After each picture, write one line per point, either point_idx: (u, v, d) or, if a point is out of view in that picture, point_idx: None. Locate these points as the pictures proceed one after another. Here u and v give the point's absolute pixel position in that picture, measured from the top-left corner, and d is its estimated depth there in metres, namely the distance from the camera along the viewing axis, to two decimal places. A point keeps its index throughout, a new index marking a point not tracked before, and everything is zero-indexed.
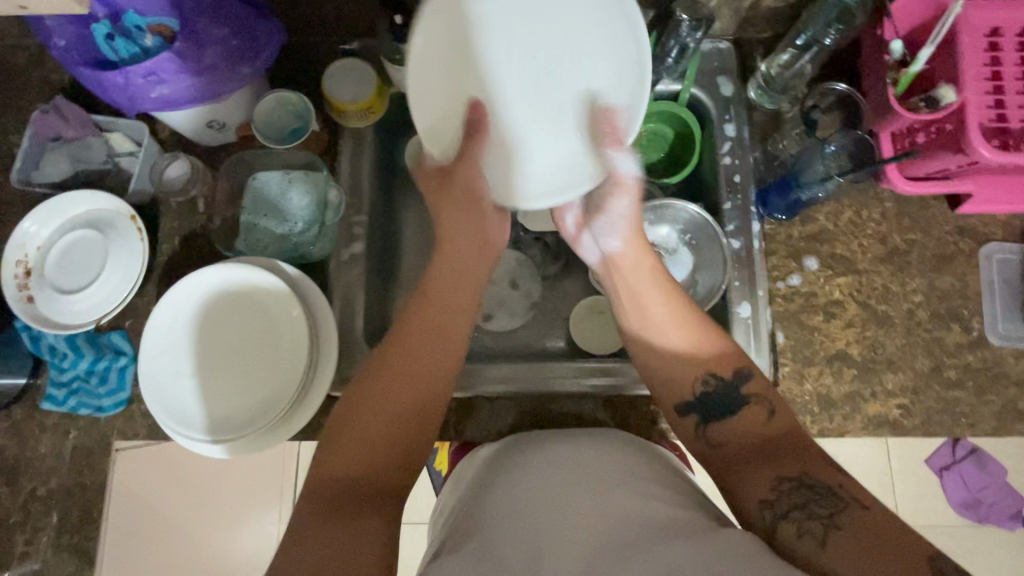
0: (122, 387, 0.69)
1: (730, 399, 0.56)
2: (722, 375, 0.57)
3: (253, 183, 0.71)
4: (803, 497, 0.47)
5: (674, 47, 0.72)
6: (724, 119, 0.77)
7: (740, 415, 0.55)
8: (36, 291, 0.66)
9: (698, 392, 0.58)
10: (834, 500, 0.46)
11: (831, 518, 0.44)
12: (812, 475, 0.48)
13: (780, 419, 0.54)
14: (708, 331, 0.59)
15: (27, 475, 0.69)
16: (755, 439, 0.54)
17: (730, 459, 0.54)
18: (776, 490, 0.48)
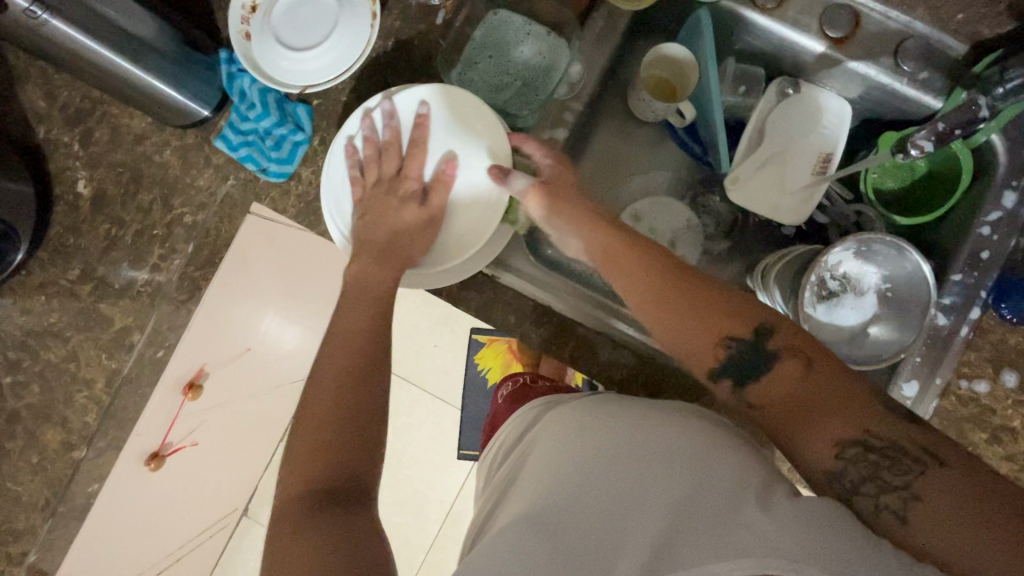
0: (291, 160, 0.68)
1: (757, 360, 0.50)
2: (742, 336, 0.51)
3: (493, 18, 0.66)
4: (871, 468, 0.44)
5: (1014, 78, 0.61)
6: (1007, 184, 0.66)
7: (772, 372, 0.50)
8: (254, 31, 0.63)
9: (720, 358, 0.51)
10: (908, 463, 0.44)
11: (909, 488, 0.43)
12: (877, 430, 0.45)
13: (817, 371, 0.48)
14: (717, 314, 0.52)
15: (179, 198, 0.71)
16: (790, 392, 0.48)
17: (774, 419, 0.49)
18: (843, 458, 0.45)
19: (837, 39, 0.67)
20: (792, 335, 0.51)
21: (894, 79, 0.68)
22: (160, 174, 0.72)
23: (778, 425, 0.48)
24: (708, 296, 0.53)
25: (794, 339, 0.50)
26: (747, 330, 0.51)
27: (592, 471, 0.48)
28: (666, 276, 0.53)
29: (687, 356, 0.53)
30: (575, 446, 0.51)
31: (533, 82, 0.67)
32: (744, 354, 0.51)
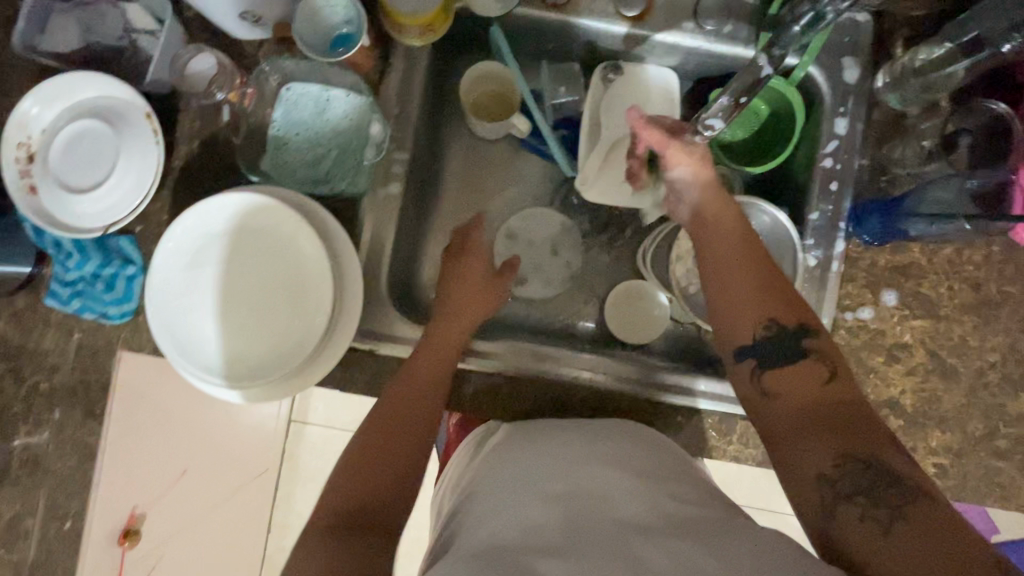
0: (129, 297, 0.65)
1: (790, 347, 0.50)
2: (787, 324, 0.51)
3: (285, 93, 0.63)
4: (866, 480, 0.41)
5: (806, 14, 0.58)
6: (837, 111, 0.65)
7: (795, 367, 0.49)
8: (38, 182, 0.59)
9: (761, 335, 0.51)
10: (900, 488, 0.41)
11: (898, 508, 0.40)
12: (879, 459, 0.42)
13: (840, 381, 0.48)
14: (785, 308, 0.52)
15: (30, 367, 0.67)
16: (815, 399, 0.47)
17: (783, 418, 0.47)
18: (838, 471, 0.43)
19: (637, 15, 0.66)
20: (824, 339, 0.50)
21: (702, 40, 0.67)
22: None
23: (784, 429, 0.47)
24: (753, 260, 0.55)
25: (825, 348, 0.49)
26: (793, 319, 0.51)
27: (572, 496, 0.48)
28: (753, 254, 0.55)
29: (724, 327, 0.53)
30: (554, 469, 0.51)
31: (345, 148, 0.64)
32: (782, 337, 0.50)
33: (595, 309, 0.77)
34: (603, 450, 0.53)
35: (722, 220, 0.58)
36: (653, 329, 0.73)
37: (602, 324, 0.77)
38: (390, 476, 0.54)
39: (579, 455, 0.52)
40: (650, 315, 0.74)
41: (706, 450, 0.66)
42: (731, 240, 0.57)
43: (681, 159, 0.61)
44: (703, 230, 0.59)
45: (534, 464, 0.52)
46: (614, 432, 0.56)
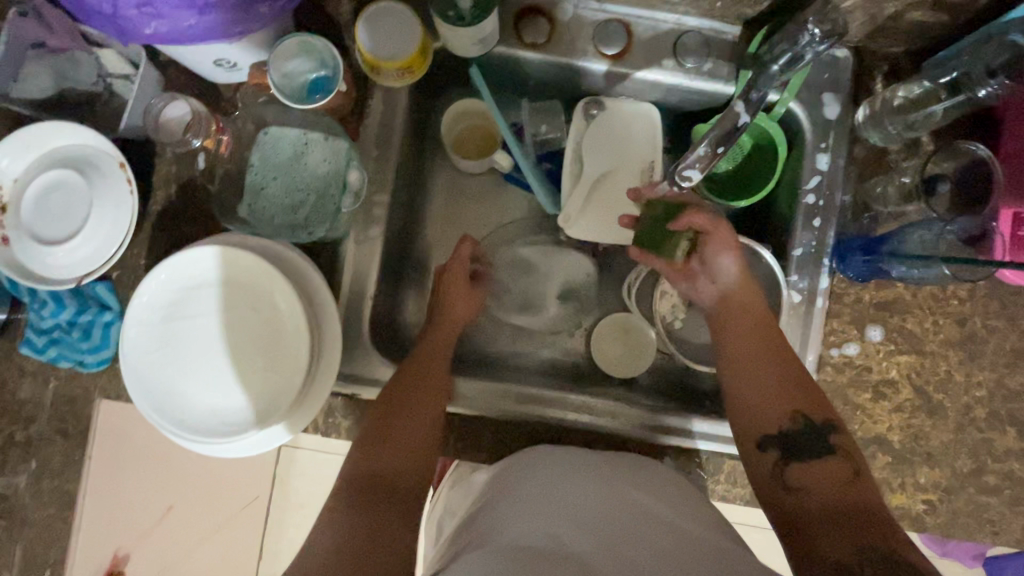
0: (106, 344, 0.64)
1: (813, 445, 0.55)
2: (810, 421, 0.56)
3: (263, 137, 0.63)
4: (887, 567, 0.44)
5: (783, 54, 0.57)
6: (818, 147, 0.65)
7: (820, 465, 0.54)
8: (9, 233, 0.58)
9: (785, 428, 0.56)
10: (891, 552, 0.45)
11: (882, 560, 0.44)
12: (882, 529, 0.47)
13: (863, 479, 0.52)
14: (812, 401, 0.57)
15: (5, 416, 0.66)
16: (833, 490, 0.52)
17: (807, 507, 0.52)
18: (856, 551, 0.46)
19: (615, 55, 0.66)
20: (846, 437, 0.55)
21: (682, 77, 0.66)
22: None
23: (799, 510, 0.52)
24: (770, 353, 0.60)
25: (847, 445, 0.55)
26: (822, 420, 0.56)
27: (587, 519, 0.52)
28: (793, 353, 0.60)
29: (742, 415, 0.59)
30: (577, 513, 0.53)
31: (322, 192, 0.63)
32: (807, 429, 0.56)
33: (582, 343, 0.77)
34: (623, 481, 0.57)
35: (734, 312, 0.64)
36: (639, 364, 0.72)
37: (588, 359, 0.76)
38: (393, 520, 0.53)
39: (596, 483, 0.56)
40: (637, 348, 0.74)
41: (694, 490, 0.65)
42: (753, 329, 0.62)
43: (727, 250, 0.64)
44: (727, 311, 0.64)
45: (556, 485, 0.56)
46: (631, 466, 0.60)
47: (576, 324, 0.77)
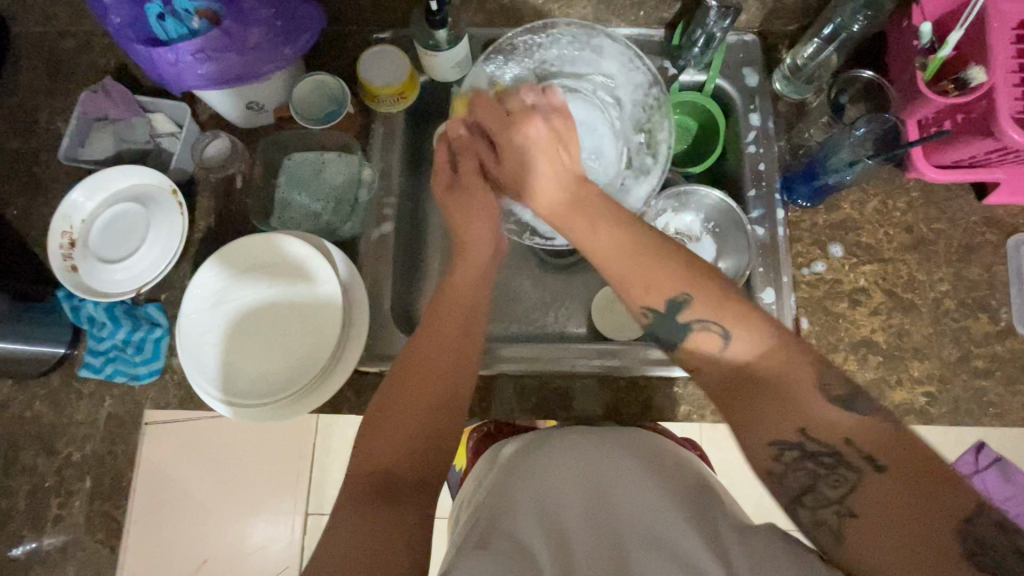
0: (156, 356, 0.70)
1: (678, 324, 0.55)
2: (658, 307, 0.55)
3: (287, 163, 0.76)
4: (809, 478, 0.46)
5: (699, 38, 0.74)
6: (749, 109, 0.77)
7: (688, 343, 0.54)
8: (79, 261, 0.70)
9: (647, 321, 0.57)
10: (845, 472, 0.45)
11: (843, 504, 0.44)
12: (812, 430, 0.47)
13: (736, 341, 0.51)
14: (641, 287, 0.56)
15: (63, 441, 0.71)
16: (726, 364, 0.52)
17: (721, 383, 0.52)
18: (779, 461, 0.47)
19: None
20: (703, 308, 0.53)
21: None
22: (36, 428, 0.72)
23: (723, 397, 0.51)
24: (634, 249, 0.58)
25: (700, 312, 0.53)
26: (661, 301, 0.55)
27: (576, 518, 0.52)
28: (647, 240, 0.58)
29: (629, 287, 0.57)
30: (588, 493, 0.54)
31: (339, 198, 0.74)
32: (659, 317, 0.56)
33: (583, 314, 0.84)
34: (616, 458, 0.57)
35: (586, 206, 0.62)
36: (638, 322, 0.78)
37: (592, 327, 0.82)
38: (417, 453, 0.54)
39: (586, 475, 0.56)
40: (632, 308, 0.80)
41: (707, 414, 0.70)
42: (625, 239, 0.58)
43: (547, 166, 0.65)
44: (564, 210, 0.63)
45: (548, 490, 0.55)
46: (624, 441, 0.60)
47: (574, 298, 0.84)
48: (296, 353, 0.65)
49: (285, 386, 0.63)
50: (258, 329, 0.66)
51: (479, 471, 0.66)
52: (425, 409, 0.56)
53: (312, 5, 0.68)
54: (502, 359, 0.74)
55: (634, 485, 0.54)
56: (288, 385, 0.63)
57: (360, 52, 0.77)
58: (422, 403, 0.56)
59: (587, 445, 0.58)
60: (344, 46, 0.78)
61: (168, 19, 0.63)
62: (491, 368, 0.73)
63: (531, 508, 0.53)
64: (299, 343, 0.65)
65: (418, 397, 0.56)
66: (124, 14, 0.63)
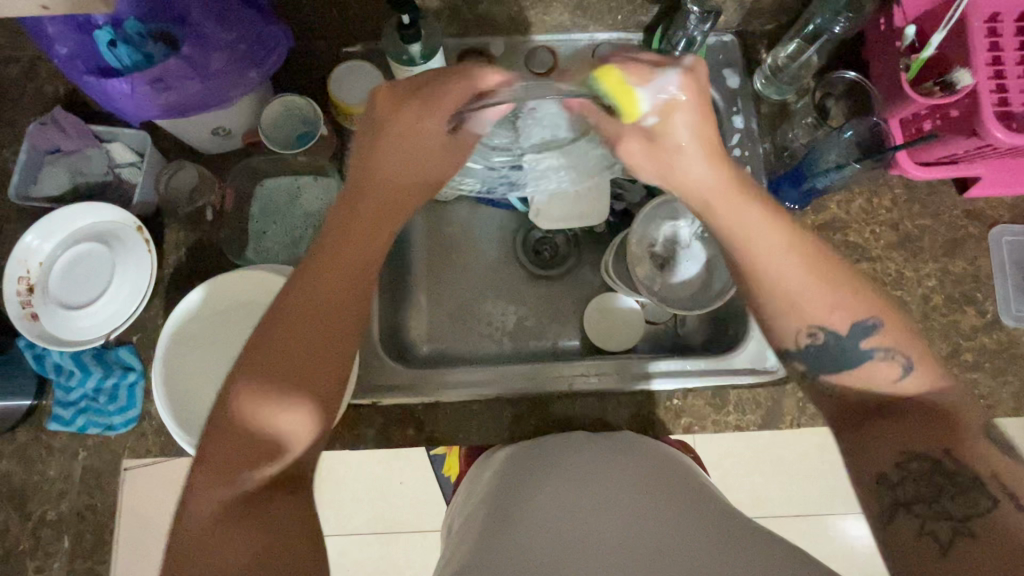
0: (132, 404, 0.66)
1: (851, 346, 0.50)
2: (839, 329, 0.50)
3: (261, 190, 0.72)
4: (932, 489, 0.43)
5: (680, 41, 0.72)
6: (733, 111, 0.76)
7: (866, 369, 0.49)
8: (40, 308, 0.65)
9: (803, 344, 0.51)
10: (978, 497, 0.42)
11: (964, 523, 0.41)
12: (957, 454, 0.44)
13: (918, 377, 0.47)
14: (824, 304, 0.50)
15: (36, 499, 0.67)
16: (873, 396, 0.49)
17: (857, 419, 0.49)
18: (901, 469, 0.45)
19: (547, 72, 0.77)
20: (895, 335, 0.49)
21: None
22: (4, 487, 0.67)
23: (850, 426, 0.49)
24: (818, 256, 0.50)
25: (890, 341, 0.49)
26: (845, 323, 0.49)
27: (591, 517, 0.50)
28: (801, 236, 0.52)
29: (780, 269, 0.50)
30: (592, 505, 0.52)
31: (318, 224, 0.71)
32: (833, 344, 0.50)
33: (575, 326, 0.82)
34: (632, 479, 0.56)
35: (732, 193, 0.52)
36: (632, 333, 0.78)
37: (585, 340, 0.81)
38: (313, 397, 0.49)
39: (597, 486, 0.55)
40: (626, 320, 0.79)
41: (708, 423, 0.69)
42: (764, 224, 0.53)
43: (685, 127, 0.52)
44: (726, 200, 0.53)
45: (555, 498, 0.54)
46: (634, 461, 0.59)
47: (566, 311, 0.83)
48: None
49: None
50: None
51: (463, 492, 0.66)
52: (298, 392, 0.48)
53: (277, 24, 0.63)
54: (493, 385, 0.71)
55: (649, 499, 0.53)
56: None
57: (329, 69, 0.74)
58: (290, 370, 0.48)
59: (612, 464, 0.58)
60: (313, 62, 0.74)
61: (120, 46, 0.59)
62: (487, 393, 0.71)
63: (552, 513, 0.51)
64: None
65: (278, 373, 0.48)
66: (71, 43, 0.57)
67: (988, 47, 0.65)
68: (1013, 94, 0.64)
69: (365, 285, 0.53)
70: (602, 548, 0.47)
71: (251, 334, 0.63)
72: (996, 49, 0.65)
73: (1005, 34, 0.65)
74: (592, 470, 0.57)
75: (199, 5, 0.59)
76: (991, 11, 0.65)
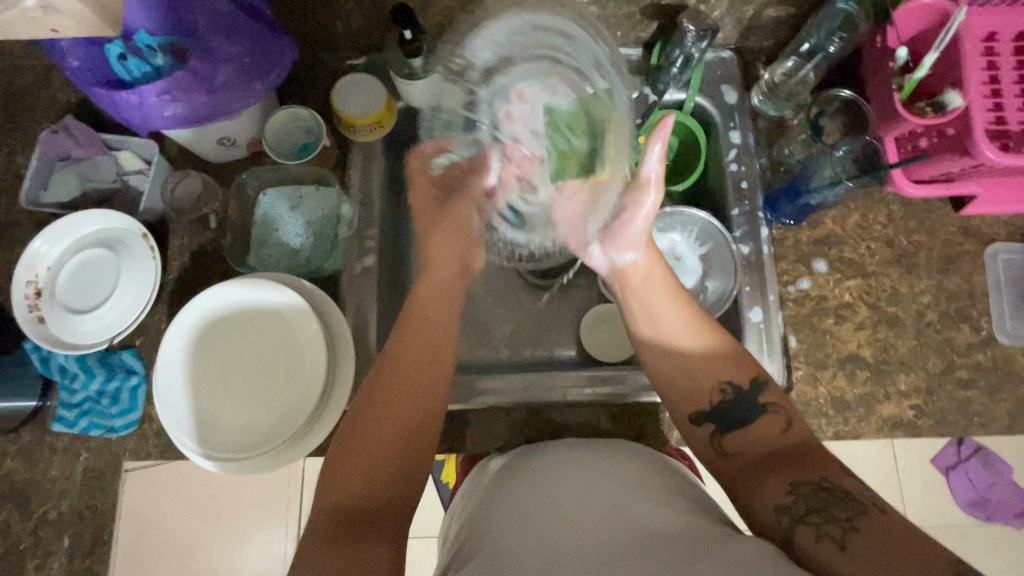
0: (134, 407, 0.67)
1: (748, 406, 0.56)
2: (740, 383, 0.57)
3: (263, 199, 0.72)
4: (819, 501, 0.46)
5: (677, 57, 0.73)
6: (729, 126, 0.77)
7: (751, 426, 0.55)
8: (46, 311, 0.66)
9: (715, 400, 0.57)
10: (852, 502, 0.45)
11: (852, 521, 0.44)
12: (830, 479, 0.48)
13: (796, 430, 0.55)
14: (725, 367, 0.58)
15: (38, 498, 0.68)
16: (766, 449, 0.54)
17: (743, 468, 0.54)
18: (795, 493, 0.48)
19: None
20: (776, 394, 0.57)
21: None
22: (7, 486, 0.68)
23: (739, 480, 0.53)
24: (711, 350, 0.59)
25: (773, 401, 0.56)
26: (743, 378, 0.58)
27: (570, 517, 0.51)
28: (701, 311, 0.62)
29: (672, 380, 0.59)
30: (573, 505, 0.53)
31: (319, 233, 0.72)
32: (738, 396, 0.57)
33: (570, 336, 0.83)
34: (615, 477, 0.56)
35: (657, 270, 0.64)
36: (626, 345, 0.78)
37: (581, 350, 0.82)
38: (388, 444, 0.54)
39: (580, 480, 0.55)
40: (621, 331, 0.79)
41: None
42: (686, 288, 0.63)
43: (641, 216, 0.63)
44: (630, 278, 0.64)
45: (539, 496, 0.54)
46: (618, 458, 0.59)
47: (563, 321, 0.84)
48: (280, 395, 0.63)
49: (273, 433, 0.61)
50: (240, 375, 0.64)
51: (465, 495, 0.64)
52: (394, 433, 0.55)
53: (282, 38, 0.64)
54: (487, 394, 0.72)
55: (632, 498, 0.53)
56: (276, 430, 0.61)
57: (334, 81, 0.75)
58: (399, 404, 0.56)
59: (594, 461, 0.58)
60: (318, 74, 0.76)
61: (130, 59, 0.61)
62: (482, 403, 0.71)
63: (524, 507, 0.54)
64: (284, 386, 0.63)
65: (386, 414, 0.56)
66: (82, 56, 0.60)
67: (985, 66, 0.65)
68: (1009, 113, 0.65)
69: (441, 351, 0.61)
70: (568, 552, 0.48)
71: (250, 337, 0.64)
72: (992, 68, 0.65)
73: (1002, 53, 0.66)
74: (577, 464, 0.58)
75: (206, 18, 0.62)
76: (987, 31, 0.66)
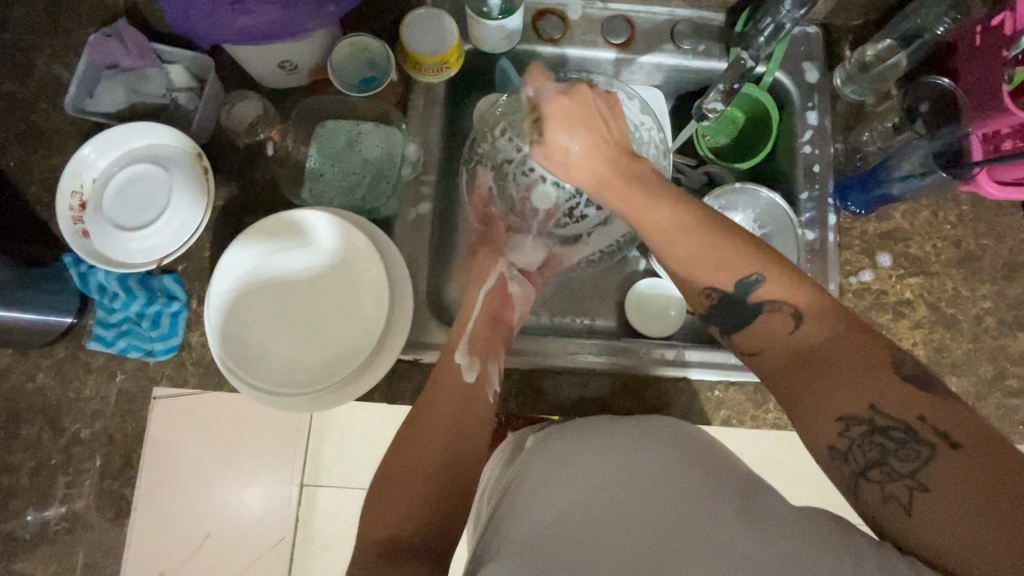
0: (175, 333, 0.65)
1: (747, 308, 0.51)
2: (727, 287, 0.52)
3: (321, 130, 0.70)
4: (878, 450, 0.41)
5: (767, 26, 0.67)
6: (807, 106, 0.74)
7: (760, 323, 0.50)
8: (91, 225, 0.64)
9: (708, 306, 0.54)
10: (916, 447, 0.40)
11: (915, 479, 0.39)
12: (884, 404, 0.42)
13: (811, 324, 0.47)
14: (709, 266, 0.53)
15: (70, 416, 0.66)
16: (788, 350, 0.48)
17: (770, 376, 0.49)
18: (846, 437, 0.43)
19: (622, 43, 0.75)
20: (777, 284, 0.50)
21: (681, 58, 0.76)
22: (40, 401, 0.67)
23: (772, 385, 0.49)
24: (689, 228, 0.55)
25: (777, 292, 0.49)
26: (730, 280, 0.52)
27: (616, 489, 0.48)
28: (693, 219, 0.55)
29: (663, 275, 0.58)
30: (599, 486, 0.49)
31: (378, 172, 0.70)
32: (727, 301, 0.52)
33: (615, 307, 0.81)
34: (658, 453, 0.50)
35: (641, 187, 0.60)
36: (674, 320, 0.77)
37: (624, 321, 0.80)
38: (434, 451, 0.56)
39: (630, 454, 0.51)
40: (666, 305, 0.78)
41: (744, 417, 0.69)
42: (672, 228, 0.56)
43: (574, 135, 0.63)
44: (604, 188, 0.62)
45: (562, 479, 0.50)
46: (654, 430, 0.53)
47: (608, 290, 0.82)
48: (338, 338, 0.61)
49: (327, 374, 0.60)
50: (295, 313, 0.62)
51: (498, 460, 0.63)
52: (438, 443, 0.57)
53: None
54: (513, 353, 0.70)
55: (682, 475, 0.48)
56: (331, 372, 0.60)
57: (403, 14, 0.71)
58: (434, 452, 0.56)
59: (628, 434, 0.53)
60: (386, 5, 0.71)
61: None
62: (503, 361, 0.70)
63: (544, 487, 0.50)
64: (343, 329, 0.62)
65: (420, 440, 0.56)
66: None
67: None
68: None
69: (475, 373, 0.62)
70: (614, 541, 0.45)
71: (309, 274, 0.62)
72: None
73: None
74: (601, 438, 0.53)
75: None
76: None
